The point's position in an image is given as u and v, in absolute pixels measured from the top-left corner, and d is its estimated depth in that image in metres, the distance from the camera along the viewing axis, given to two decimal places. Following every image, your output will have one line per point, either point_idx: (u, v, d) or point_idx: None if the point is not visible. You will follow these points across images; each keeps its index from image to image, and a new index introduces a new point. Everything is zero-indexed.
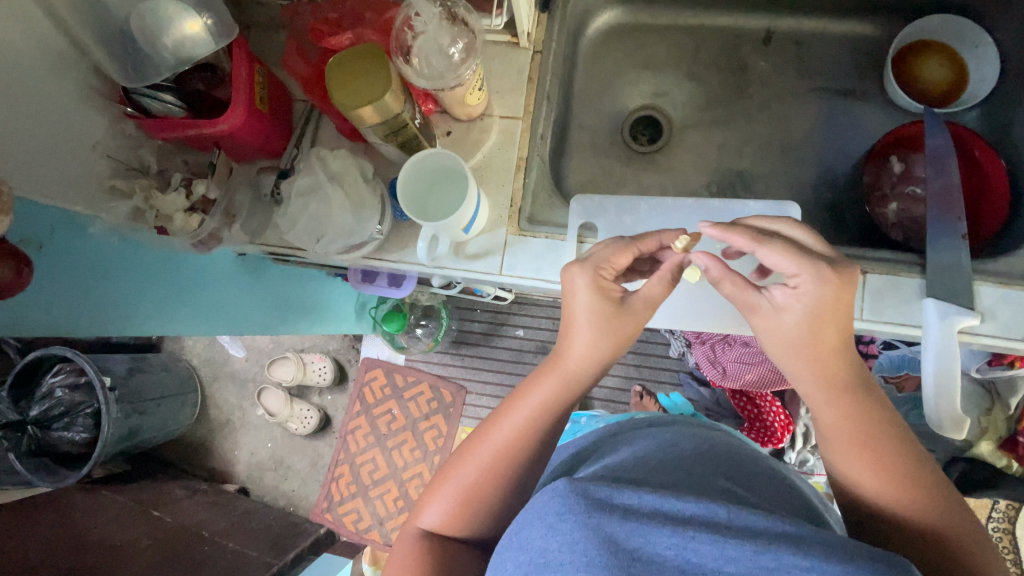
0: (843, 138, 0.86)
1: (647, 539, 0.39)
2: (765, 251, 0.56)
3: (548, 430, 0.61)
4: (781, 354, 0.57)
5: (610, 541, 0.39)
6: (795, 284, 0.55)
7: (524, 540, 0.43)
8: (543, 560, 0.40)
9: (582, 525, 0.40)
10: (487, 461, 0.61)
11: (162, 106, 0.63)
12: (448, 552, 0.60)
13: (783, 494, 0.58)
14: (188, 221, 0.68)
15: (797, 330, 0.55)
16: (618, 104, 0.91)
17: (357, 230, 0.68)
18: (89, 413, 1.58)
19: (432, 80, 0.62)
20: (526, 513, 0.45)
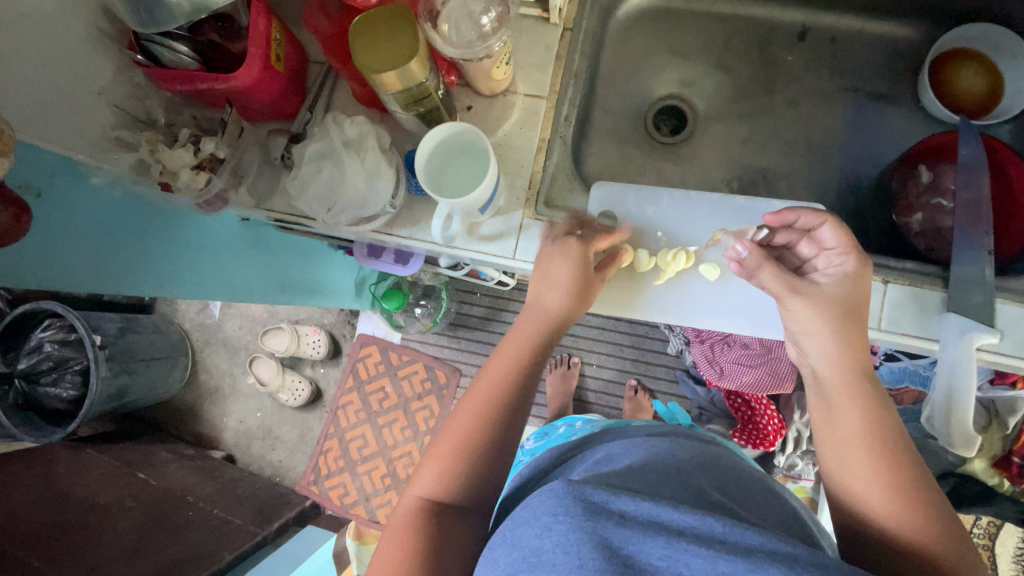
0: (871, 142, 0.84)
1: (642, 548, 0.38)
2: (823, 229, 0.60)
3: (533, 373, 0.63)
4: (830, 324, 0.57)
5: (606, 547, 0.38)
6: (839, 263, 0.59)
7: (519, 537, 0.41)
8: (535, 560, 0.39)
9: (578, 529, 0.39)
10: (477, 407, 0.61)
11: (173, 56, 0.61)
12: (438, 518, 0.56)
13: (781, 512, 0.55)
14: (195, 179, 0.65)
15: (846, 301, 0.58)
16: (642, 91, 0.88)
17: (370, 200, 0.65)
18: (78, 370, 1.57)
19: (460, 50, 0.60)
20: (522, 510, 0.43)
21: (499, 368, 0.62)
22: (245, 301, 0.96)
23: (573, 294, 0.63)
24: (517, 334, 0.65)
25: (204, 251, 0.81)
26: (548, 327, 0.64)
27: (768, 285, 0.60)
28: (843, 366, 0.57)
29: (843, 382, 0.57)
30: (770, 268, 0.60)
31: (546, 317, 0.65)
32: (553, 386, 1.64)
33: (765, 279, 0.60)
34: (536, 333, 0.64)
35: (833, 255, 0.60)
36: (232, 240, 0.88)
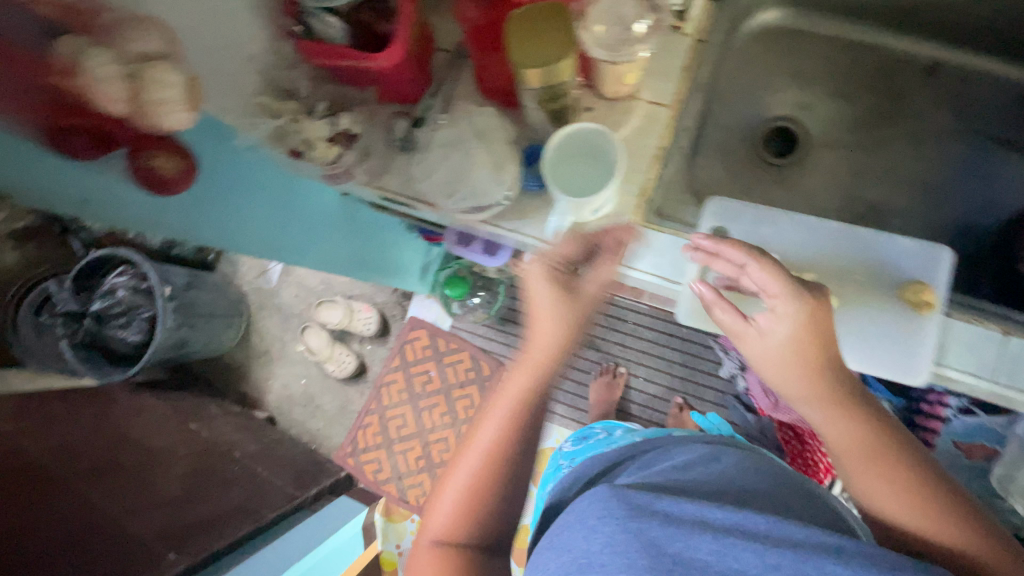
0: (991, 188, 0.81)
1: (688, 544, 0.48)
2: (751, 267, 0.58)
3: (529, 418, 0.64)
4: (773, 368, 0.60)
5: (652, 545, 0.48)
6: (775, 304, 0.58)
7: (568, 541, 0.52)
8: (586, 560, 0.50)
9: (623, 530, 0.50)
10: (476, 460, 0.64)
11: (329, 31, 0.62)
12: (456, 554, 0.62)
13: (821, 513, 0.60)
14: (327, 151, 0.67)
15: (778, 347, 0.58)
16: (756, 109, 0.87)
17: (490, 191, 0.67)
18: (146, 317, 1.64)
19: (608, 51, 0.60)
20: (567, 517, 0.54)
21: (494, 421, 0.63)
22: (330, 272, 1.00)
23: (558, 341, 0.64)
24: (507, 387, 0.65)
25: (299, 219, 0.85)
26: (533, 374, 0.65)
27: (722, 322, 0.63)
28: (808, 399, 0.60)
29: (824, 412, 0.60)
30: (719, 309, 0.61)
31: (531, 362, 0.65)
32: (598, 393, 1.64)
33: (719, 317, 0.62)
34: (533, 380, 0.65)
35: (770, 295, 0.58)
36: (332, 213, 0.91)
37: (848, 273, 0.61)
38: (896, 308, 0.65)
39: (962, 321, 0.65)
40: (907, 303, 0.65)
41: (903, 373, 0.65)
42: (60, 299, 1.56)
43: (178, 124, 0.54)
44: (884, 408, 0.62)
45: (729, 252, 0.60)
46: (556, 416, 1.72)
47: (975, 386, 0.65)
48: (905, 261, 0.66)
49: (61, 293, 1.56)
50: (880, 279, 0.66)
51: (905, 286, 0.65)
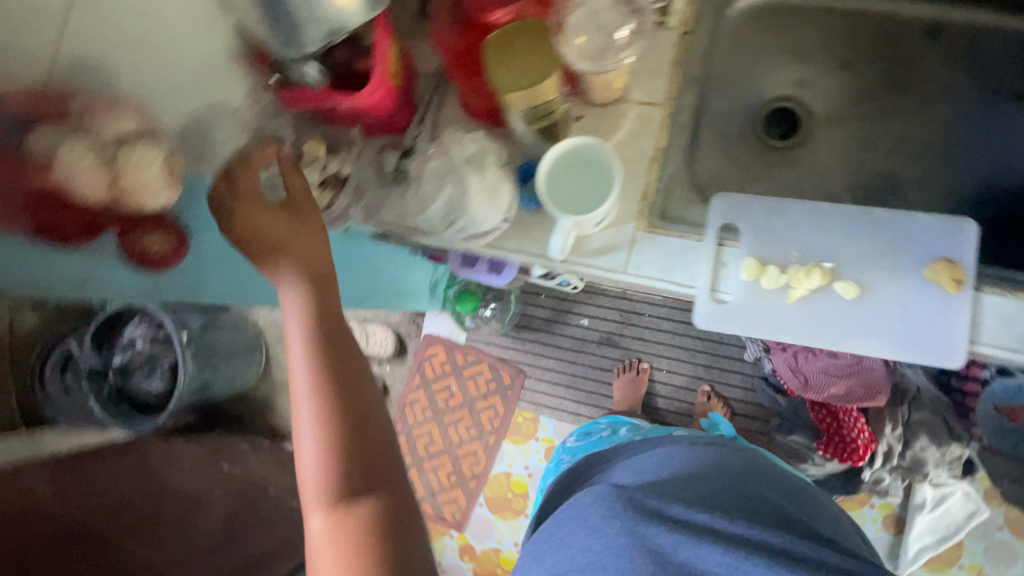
0: (1012, 145, 0.77)
1: (697, 553, 0.53)
2: (831, 229, 0.65)
3: (335, 357, 0.57)
4: (869, 325, 0.63)
5: (656, 552, 0.54)
6: (858, 262, 0.64)
7: (571, 538, 0.59)
8: (587, 558, 0.57)
9: (623, 531, 0.56)
10: (315, 419, 0.55)
11: (308, 77, 0.61)
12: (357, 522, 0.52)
13: (798, 504, 0.69)
14: (321, 197, 0.67)
15: (884, 297, 0.63)
16: (754, 92, 0.84)
17: (487, 216, 0.65)
18: (168, 365, 1.67)
19: (594, 62, 0.57)
20: (571, 515, 0.62)
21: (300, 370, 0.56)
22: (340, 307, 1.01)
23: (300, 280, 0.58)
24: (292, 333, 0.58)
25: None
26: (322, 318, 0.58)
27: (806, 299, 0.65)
28: (889, 338, 0.62)
29: (897, 347, 0.63)
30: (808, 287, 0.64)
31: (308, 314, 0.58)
32: (622, 391, 1.62)
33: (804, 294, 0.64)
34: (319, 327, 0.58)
35: (850, 254, 0.64)
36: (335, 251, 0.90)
37: (853, 221, 0.64)
38: (923, 288, 0.62)
39: (998, 295, 0.62)
40: (936, 280, 0.61)
41: (942, 357, 0.61)
42: (82, 357, 1.55)
43: (164, 202, 0.52)
44: (960, 349, 0.60)
45: (790, 215, 0.66)
46: (583, 418, 1.70)
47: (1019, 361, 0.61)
48: (929, 238, 0.63)
49: (82, 351, 1.56)
50: (902, 258, 0.63)
51: (933, 263, 0.62)
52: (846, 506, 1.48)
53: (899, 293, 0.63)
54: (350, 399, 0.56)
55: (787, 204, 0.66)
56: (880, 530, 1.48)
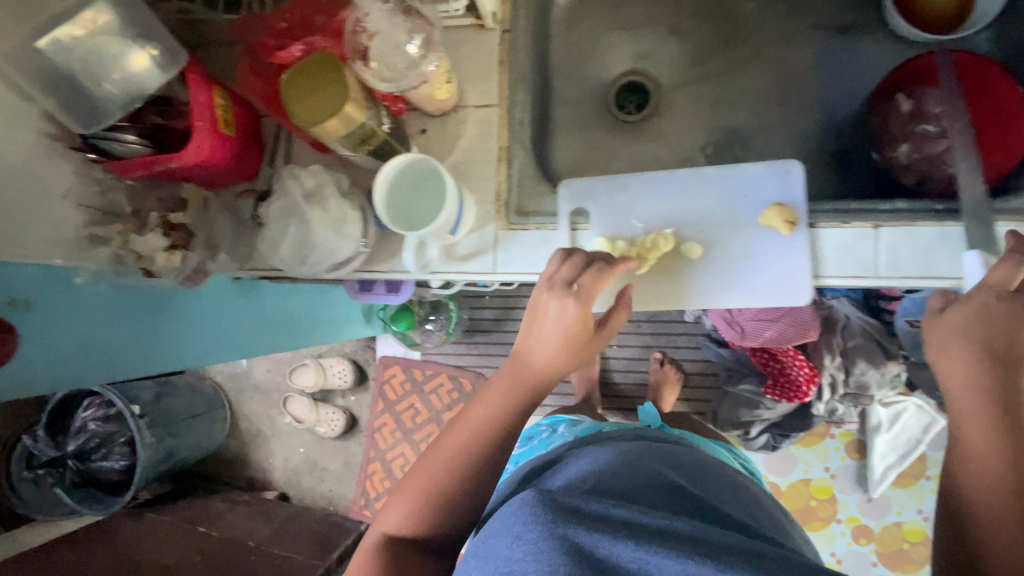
0: (843, 79, 0.80)
1: (613, 550, 0.39)
2: (675, 193, 0.68)
3: (512, 429, 0.57)
4: (719, 279, 0.66)
5: (575, 550, 0.38)
6: (703, 219, 0.67)
7: (491, 549, 0.41)
8: (506, 570, 0.39)
9: (549, 530, 0.39)
10: (462, 450, 0.56)
11: (124, 147, 0.62)
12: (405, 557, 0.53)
13: (735, 502, 0.61)
14: (170, 259, 0.67)
15: (728, 251, 0.66)
16: (599, 74, 0.86)
17: (340, 247, 0.66)
18: (123, 442, 1.60)
19: (394, 82, 0.59)
20: (493, 523, 0.43)
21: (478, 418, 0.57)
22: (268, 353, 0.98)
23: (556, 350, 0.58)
24: (494, 391, 0.59)
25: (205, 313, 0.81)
26: (522, 385, 0.58)
27: (660, 264, 0.68)
28: (736, 292, 0.66)
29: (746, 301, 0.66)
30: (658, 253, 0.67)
31: (518, 375, 0.59)
32: (578, 374, 1.61)
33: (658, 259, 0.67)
34: (511, 393, 0.58)
35: (695, 214, 0.67)
36: (232, 304, 0.87)
37: (695, 182, 0.68)
38: (763, 234, 0.65)
39: (833, 227, 0.64)
40: (772, 225, 0.64)
41: (790, 296, 0.64)
42: (38, 450, 1.51)
43: None
44: (805, 290, 0.64)
45: (634, 189, 0.70)
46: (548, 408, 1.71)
47: (864, 284, 0.64)
48: (761, 186, 0.66)
49: (38, 445, 1.51)
50: (739, 211, 0.66)
51: (767, 209, 0.65)
52: (808, 441, 1.54)
53: (742, 243, 0.66)
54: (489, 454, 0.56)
55: (630, 179, 0.70)
56: (845, 459, 1.53)
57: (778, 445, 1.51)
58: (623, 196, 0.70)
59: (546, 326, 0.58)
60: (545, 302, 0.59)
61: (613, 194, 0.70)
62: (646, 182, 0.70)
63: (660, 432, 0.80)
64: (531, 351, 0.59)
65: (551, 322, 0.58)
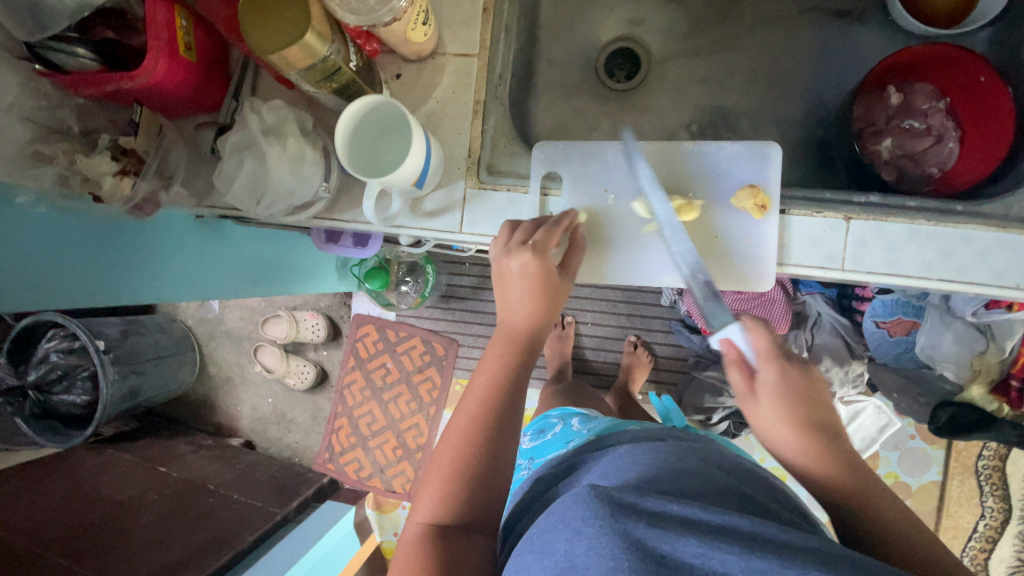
0: (837, 66, 0.78)
1: (676, 546, 0.38)
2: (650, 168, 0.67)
3: (516, 386, 0.59)
4: (685, 258, 0.66)
5: (639, 547, 0.38)
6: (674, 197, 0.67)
7: (550, 542, 0.41)
8: (568, 564, 0.39)
9: (608, 521, 0.39)
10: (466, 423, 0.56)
11: (75, 61, 0.58)
12: (442, 541, 0.51)
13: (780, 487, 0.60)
14: (120, 185, 0.63)
15: (698, 231, 0.66)
16: (589, 36, 0.83)
17: (301, 188, 0.64)
18: (87, 376, 1.57)
19: (362, 16, 0.56)
20: (547, 519, 0.44)
21: (484, 380, 0.58)
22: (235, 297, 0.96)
23: (530, 305, 0.60)
24: (484, 359, 0.61)
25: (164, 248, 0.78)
26: (514, 340, 0.60)
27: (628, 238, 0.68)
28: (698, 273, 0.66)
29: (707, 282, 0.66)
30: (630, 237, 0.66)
31: (508, 328, 0.61)
32: (551, 348, 1.61)
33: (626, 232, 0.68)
34: (506, 352, 0.60)
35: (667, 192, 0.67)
36: (191, 240, 0.83)
37: (667, 157, 0.67)
38: (733, 216, 0.65)
39: (804, 216, 0.63)
40: (742, 207, 0.64)
41: (752, 280, 0.64)
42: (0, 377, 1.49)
43: None
44: (766, 276, 0.64)
45: (605, 158, 0.69)
46: None
47: (828, 277, 0.63)
48: (736, 166, 0.65)
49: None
50: (712, 189, 0.66)
51: (738, 191, 0.64)
52: None
53: (711, 224, 0.66)
54: (494, 423, 0.56)
55: (602, 147, 0.69)
56: None
57: (738, 433, 1.53)
58: (595, 163, 0.69)
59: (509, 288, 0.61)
60: (501, 265, 0.62)
61: (583, 160, 0.69)
62: (619, 154, 0.68)
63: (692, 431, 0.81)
64: (502, 314, 0.62)
65: (517, 285, 0.61)
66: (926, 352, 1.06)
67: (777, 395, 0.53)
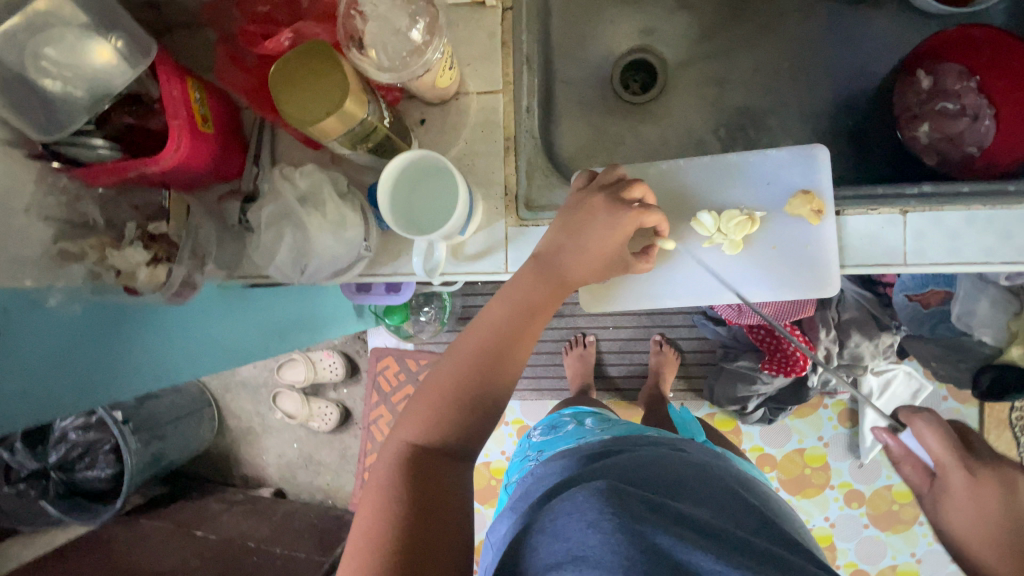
0: (856, 54, 0.77)
1: (690, 555, 0.45)
2: (696, 177, 0.67)
3: (534, 330, 0.57)
4: (744, 270, 0.65)
5: (653, 549, 0.45)
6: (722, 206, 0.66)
7: (563, 528, 0.47)
8: (581, 554, 0.45)
9: (625, 527, 0.46)
10: (481, 350, 0.55)
11: (93, 152, 0.55)
12: (427, 461, 0.50)
13: (759, 502, 0.66)
14: (153, 274, 0.60)
15: (755, 238, 0.65)
16: (602, 52, 0.82)
17: (342, 253, 0.62)
18: (109, 449, 1.45)
19: (395, 73, 0.53)
20: (563, 505, 0.50)
21: (503, 312, 0.56)
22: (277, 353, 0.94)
23: (596, 240, 0.58)
24: (515, 285, 0.58)
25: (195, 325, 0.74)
26: (551, 281, 0.58)
27: (687, 254, 0.66)
28: (759, 283, 0.65)
29: (771, 292, 0.65)
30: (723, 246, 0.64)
31: (554, 272, 0.58)
32: (572, 368, 1.52)
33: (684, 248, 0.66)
34: (537, 288, 0.57)
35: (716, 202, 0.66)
36: (228, 308, 0.80)
37: (712, 167, 0.66)
38: (789, 223, 0.64)
39: (858, 214, 0.62)
40: (798, 214, 0.63)
41: (817, 287, 0.64)
42: (18, 463, 1.36)
43: None
44: (831, 279, 0.63)
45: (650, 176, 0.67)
46: (544, 391, 1.61)
47: (890, 273, 0.63)
48: (785, 172, 0.65)
49: (16, 458, 1.37)
50: (763, 198, 0.65)
51: (792, 197, 0.63)
52: (800, 412, 1.50)
53: (768, 234, 0.65)
54: (509, 361, 0.55)
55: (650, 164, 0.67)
56: (837, 427, 1.48)
57: (773, 418, 1.47)
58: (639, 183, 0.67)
59: (592, 232, 0.58)
60: (586, 206, 0.60)
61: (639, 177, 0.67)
62: (663, 170, 0.67)
63: (702, 447, 0.83)
64: (561, 251, 0.58)
65: (595, 232, 0.58)
66: (962, 320, 1.03)
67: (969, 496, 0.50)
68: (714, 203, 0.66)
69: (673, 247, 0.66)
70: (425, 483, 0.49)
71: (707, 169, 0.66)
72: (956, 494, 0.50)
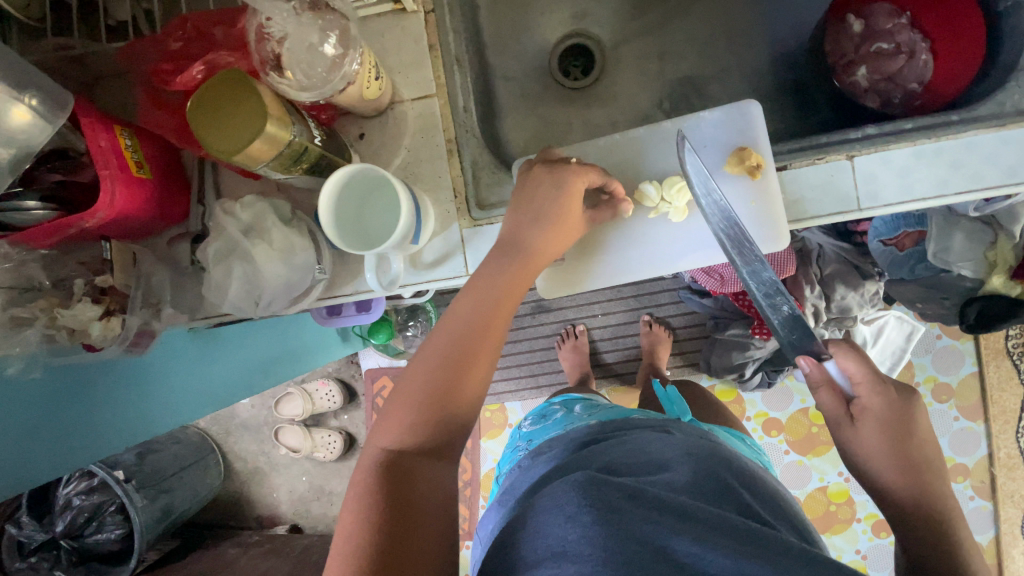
0: (787, 9, 0.77)
1: (669, 540, 0.44)
2: (643, 143, 0.66)
3: (502, 314, 0.55)
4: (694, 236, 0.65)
5: (633, 539, 0.44)
6: (664, 171, 0.66)
7: (544, 527, 0.47)
8: (561, 549, 0.44)
9: (603, 519, 0.45)
10: (448, 346, 0.53)
11: (28, 216, 0.54)
12: (402, 467, 0.49)
13: (753, 479, 0.65)
14: (108, 327, 0.60)
15: None
16: (537, 43, 0.81)
17: (296, 278, 0.61)
18: (115, 510, 1.38)
19: (316, 90, 0.53)
20: (547, 501, 0.49)
21: (471, 304, 0.54)
22: (261, 388, 0.93)
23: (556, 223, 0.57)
24: (484, 277, 0.56)
25: (161, 374, 0.71)
26: (516, 269, 0.56)
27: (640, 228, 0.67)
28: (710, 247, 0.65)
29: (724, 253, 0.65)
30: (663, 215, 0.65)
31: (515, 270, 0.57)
32: (568, 360, 1.50)
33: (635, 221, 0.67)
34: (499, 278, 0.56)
35: (658, 171, 0.66)
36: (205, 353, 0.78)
37: (654, 134, 0.66)
38: (730, 183, 0.64)
39: (807, 165, 0.62)
40: (738, 171, 0.63)
41: (766, 244, 0.63)
42: (26, 536, 1.30)
43: None
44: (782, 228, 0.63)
45: (591, 151, 0.67)
46: (542, 384, 1.59)
47: (846, 219, 0.62)
48: (722, 132, 0.65)
49: (24, 531, 1.30)
50: (704, 161, 0.65)
51: (730, 156, 0.63)
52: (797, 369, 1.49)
53: None
54: (476, 355, 0.53)
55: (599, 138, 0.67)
56: None
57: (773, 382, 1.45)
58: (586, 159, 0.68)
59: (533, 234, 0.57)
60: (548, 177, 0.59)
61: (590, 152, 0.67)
62: (609, 145, 0.67)
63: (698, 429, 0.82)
64: (522, 228, 0.57)
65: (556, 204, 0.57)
66: (940, 257, 0.98)
67: (874, 423, 0.57)
68: (657, 173, 0.66)
69: (625, 224, 0.67)
70: (403, 495, 0.47)
71: (648, 137, 0.66)
72: (861, 435, 0.57)
